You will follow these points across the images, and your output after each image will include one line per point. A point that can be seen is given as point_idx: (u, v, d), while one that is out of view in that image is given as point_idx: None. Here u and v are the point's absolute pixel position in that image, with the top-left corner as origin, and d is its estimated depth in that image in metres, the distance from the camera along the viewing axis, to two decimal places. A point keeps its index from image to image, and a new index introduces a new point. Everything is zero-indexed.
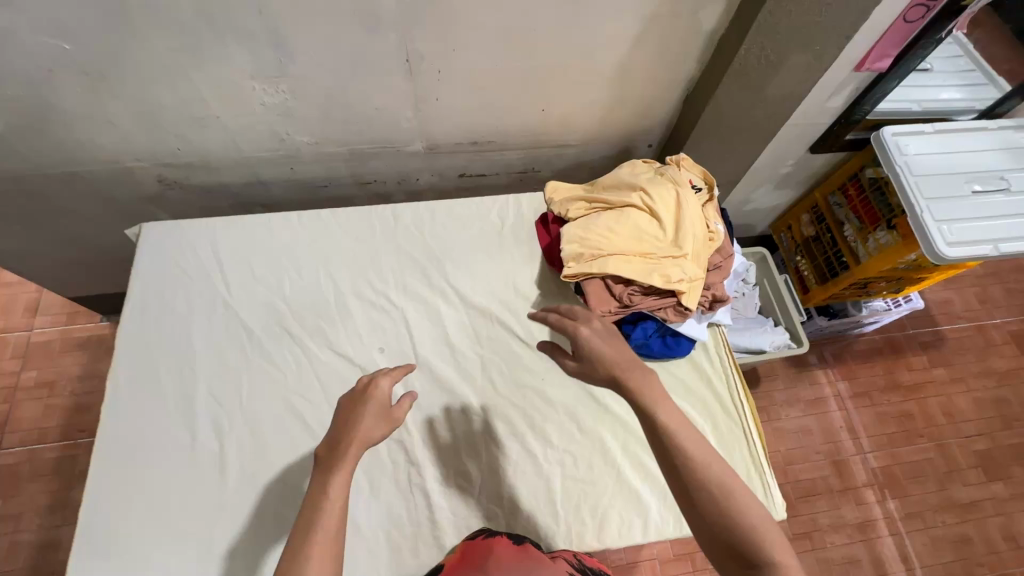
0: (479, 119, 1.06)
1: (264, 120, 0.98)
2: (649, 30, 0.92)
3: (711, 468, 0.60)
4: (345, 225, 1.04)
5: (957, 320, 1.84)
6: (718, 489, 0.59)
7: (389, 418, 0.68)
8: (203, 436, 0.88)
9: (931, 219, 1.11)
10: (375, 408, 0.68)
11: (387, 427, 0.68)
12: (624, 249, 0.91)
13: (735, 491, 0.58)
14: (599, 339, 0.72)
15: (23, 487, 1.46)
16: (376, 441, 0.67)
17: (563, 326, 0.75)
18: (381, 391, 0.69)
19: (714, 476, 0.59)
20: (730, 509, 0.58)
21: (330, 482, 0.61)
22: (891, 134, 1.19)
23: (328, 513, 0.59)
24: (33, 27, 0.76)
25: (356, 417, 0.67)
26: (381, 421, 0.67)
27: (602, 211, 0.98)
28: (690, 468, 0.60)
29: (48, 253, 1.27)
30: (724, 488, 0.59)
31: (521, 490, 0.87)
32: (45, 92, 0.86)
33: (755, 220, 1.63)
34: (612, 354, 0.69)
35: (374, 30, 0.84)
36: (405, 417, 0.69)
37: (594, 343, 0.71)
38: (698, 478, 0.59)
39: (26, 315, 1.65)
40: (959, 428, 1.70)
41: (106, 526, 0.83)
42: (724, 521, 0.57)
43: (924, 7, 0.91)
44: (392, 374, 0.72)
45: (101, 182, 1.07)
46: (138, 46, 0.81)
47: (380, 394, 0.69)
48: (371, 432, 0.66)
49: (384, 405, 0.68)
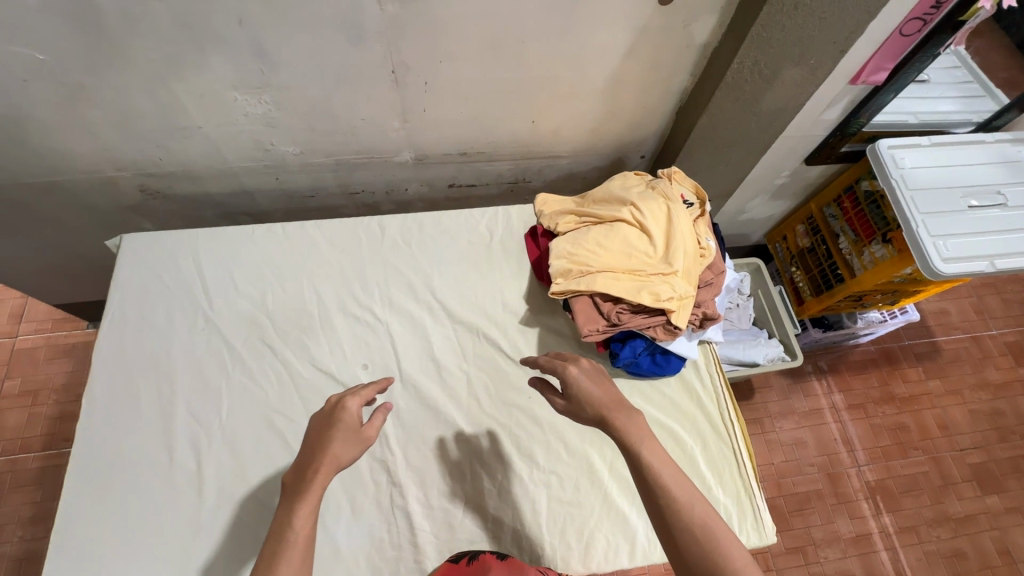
0: (469, 130, 1.04)
1: (248, 130, 0.96)
2: (640, 43, 0.90)
3: (694, 506, 0.59)
4: (330, 237, 1.02)
5: (952, 331, 1.82)
6: (700, 528, 0.57)
7: (361, 438, 0.67)
8: (180, 455, 0.86)
9: (926, 234, 1.10)
10: (347, 430, 0.66)
11: (360, 448, 0.66)
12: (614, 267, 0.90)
13: (717, 533, 0.57)
14: (587, 379, 0.72)
15: (6, 497, 1.43)
16: (348, 463, 0.65)
17: (552, 365, 0.75)
18: (350, 413, 0.67)
19: (697, 513, 0.58)
20: (711, 549, 0.56)
21: (301, 509, 0.59)
22: (887, 147, 1.17)
23: (296, 546, 0.57)
24: (5, 36, 0.74)
25: (330, 432, 0.65)
26: (354, 443, 0.66)
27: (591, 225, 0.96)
28: (673, 505, 0.59)
29: (30, 261, 1.25)
30: (705, 527, 0.57)
31: (506, 512, 0.85)
32: (21, 102, 0.84)
33: (750, 230, 1.62)
34: (600, 395, 0.69)
35: (358, 41, 0.82)
36: (377, 435, 0.68)
37: (581, 383, 0.71)
38: (680, 514, 0.58)
39: (11, 322, 1.63)
40: (954, 441, 1.68)
41: (78, 549, 0.80)
42: (705, 562, 0.55)
43: (921, 21, 0.89)
44: (361, 395, 0.70)
45: (81, 191, 1.05)
46: (115, 56, 0.79)
47: (351, 415, 0.67)
48: (342, 455, 0.64)
49: (353, 427, 0.67)
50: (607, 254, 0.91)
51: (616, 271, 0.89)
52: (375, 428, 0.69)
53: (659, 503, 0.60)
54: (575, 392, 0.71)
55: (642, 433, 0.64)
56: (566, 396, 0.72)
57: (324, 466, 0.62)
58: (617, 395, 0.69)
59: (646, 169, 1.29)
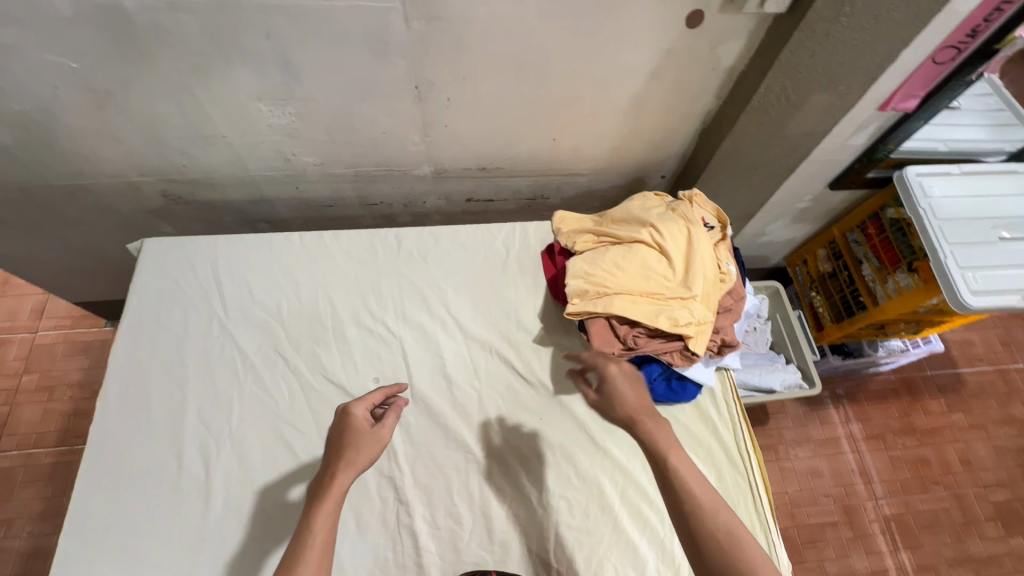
0: (489, 146, 1.04)
1: (271, 140, 0.97)
2: (665, 64, 0.90)
3: (720, 514, 0.59)
4: (347, 248, 1.03)
5: (977, 363, 1.77)
6: (725, 536, 0.57)
7: (376, 439, 0.69)
8: (189, 462, 0.85)
9: (955, 266, 1.07)
10: (360, 433, 0.69)
11: (377, 449, 0.69)
12: (632, 289, 0.88)
13: (744, 539, 0.57)
14: (622, 380, 0.75)
15: (17, 492, 1.45)
16: (366, 465, 0.67)
17: (594, 361, 0.80)
18: (358, 418, 0.70)
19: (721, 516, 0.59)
20: (736, 561, 0.56)
21: None
22: (915, 174, 1.15)
23: None
24: (40, 45, 0.75)
25: (349, 442, 0.68)
26: (370, 444, 0.68)
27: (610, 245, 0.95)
28: (698, 512, 0.59)
29: (53, 260, 1.27)
30: (731, 533, 0.57)
31: (513, 536, 0.83)
32: (52, 107, 0.85)
33: (769, 252, 1.59)
34: (631, 397, 0.72)
35: (383, 57, 0.82)
36: (391, 434, 0.71)
37: (618, 383, 0.74)
38: (704, 520, 0.59)
39: (32, 318, 1.66)
40: (977, 477, 1.62)
41: (83, 555, 0.80)
42: (733, 566, 0.55)
43: (955, 49, 0.87)
44: (367, 400, 0.73)
45: (106, 195, 1.07)
46: (144, 65, 0.80)
47: (358, 419, 0.70)
48: (360, 458, 0.67)
49: (365, 430, 0.69)
50: (625, 276, 0.89)
51: (633, 293, 0.88)
52: (387, 426, 0.71)
53: (684, 510, 0.60)
54: (610, 388, 0.74)
55: (669, 441, 0.65)
56: (599, 389, 0.75)
57: (348, 463, 0.66)
58: (648, 402, 0.71)
59: (666, 189, 1.28)
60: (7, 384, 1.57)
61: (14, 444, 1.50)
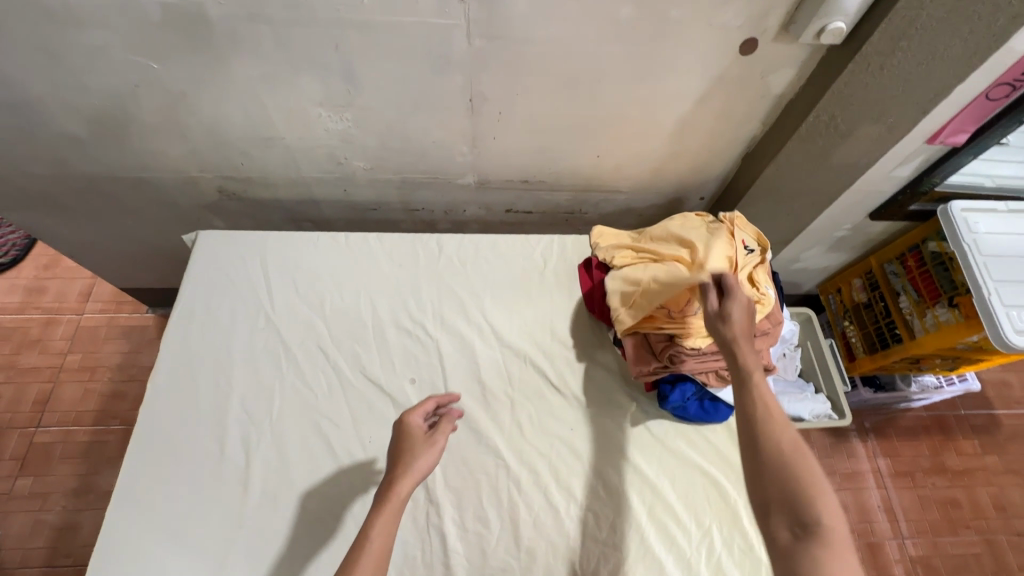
0: (535, 160, 1.07)
1: (326, 144, 1.01)
2: (715, 89, 0.91)
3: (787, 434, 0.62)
4: (390, 251, 1.06)
5: (1014, 405, 1.72)
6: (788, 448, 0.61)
7: (433, 445, 0.79)
8: (231, 448, 0.88)
9: (999, 304, 1.05)
10: (417, 440, 0.79)
11: (434, 454, 0.78)
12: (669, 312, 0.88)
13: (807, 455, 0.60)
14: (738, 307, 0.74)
15: (54, 467, 1.50)
16: (427, 471, 0.76)
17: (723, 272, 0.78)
18: (413, 428, 0.80)
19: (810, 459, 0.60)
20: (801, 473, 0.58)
21: None
22: (960, 209, 1.13)
23: None
24: (126, 46, 0.80)
25: (412, 451, 0.77)
26: (428, 451, 0.77)
27: (649, 262, 0.96)
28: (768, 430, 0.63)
29: (107, 246, 1.33)
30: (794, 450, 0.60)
31: (539, 544, 0.84)
32: (128, 104, 0.91)
33: (803, 279, 1.58)
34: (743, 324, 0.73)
35: (442, 71, 0.86)
36: (444, 438, 0.81)
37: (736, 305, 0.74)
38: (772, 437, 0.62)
39: (79, 300, 1.73)
40: (1011, 524, 1.57)
41: (126, 532, 0.82)
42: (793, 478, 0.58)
43: (1010, 87, 0.87)
44: (418, 411, 0.83)
45: (165, 187, 1.12)
46: (218, 69, 0.85)
47: (414, 428, 0.80)
48: (422, 466, 0.75)
49: (420, 435, 0.80)
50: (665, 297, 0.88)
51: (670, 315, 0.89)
52: (442, 432, 0.81)
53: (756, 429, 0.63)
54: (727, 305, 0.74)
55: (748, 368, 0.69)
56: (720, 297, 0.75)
57: (407, 471, 0.74)
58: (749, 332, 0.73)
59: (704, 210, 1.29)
60: (52, 362, 1.64)
61: (55, 421, 1.56)
